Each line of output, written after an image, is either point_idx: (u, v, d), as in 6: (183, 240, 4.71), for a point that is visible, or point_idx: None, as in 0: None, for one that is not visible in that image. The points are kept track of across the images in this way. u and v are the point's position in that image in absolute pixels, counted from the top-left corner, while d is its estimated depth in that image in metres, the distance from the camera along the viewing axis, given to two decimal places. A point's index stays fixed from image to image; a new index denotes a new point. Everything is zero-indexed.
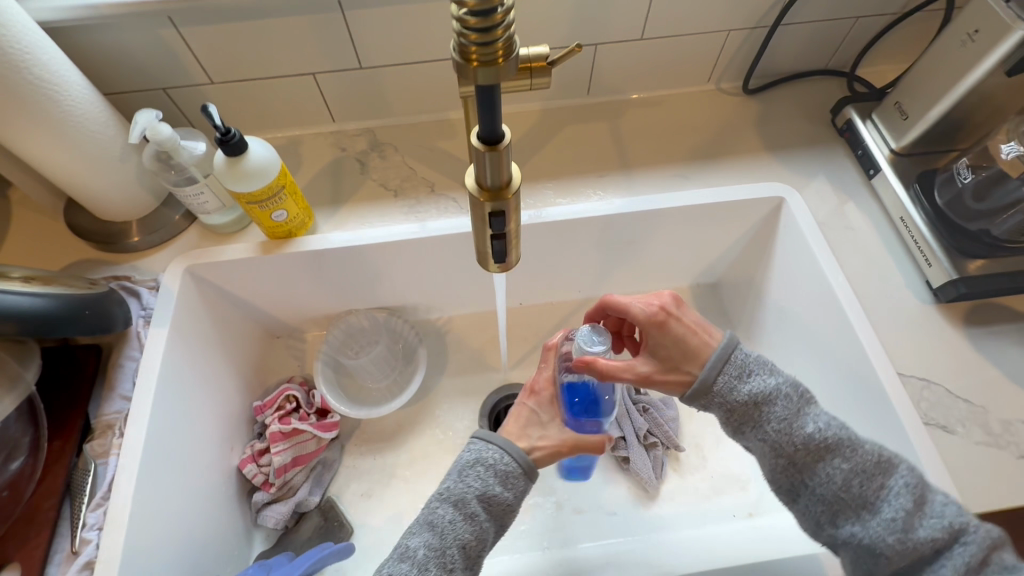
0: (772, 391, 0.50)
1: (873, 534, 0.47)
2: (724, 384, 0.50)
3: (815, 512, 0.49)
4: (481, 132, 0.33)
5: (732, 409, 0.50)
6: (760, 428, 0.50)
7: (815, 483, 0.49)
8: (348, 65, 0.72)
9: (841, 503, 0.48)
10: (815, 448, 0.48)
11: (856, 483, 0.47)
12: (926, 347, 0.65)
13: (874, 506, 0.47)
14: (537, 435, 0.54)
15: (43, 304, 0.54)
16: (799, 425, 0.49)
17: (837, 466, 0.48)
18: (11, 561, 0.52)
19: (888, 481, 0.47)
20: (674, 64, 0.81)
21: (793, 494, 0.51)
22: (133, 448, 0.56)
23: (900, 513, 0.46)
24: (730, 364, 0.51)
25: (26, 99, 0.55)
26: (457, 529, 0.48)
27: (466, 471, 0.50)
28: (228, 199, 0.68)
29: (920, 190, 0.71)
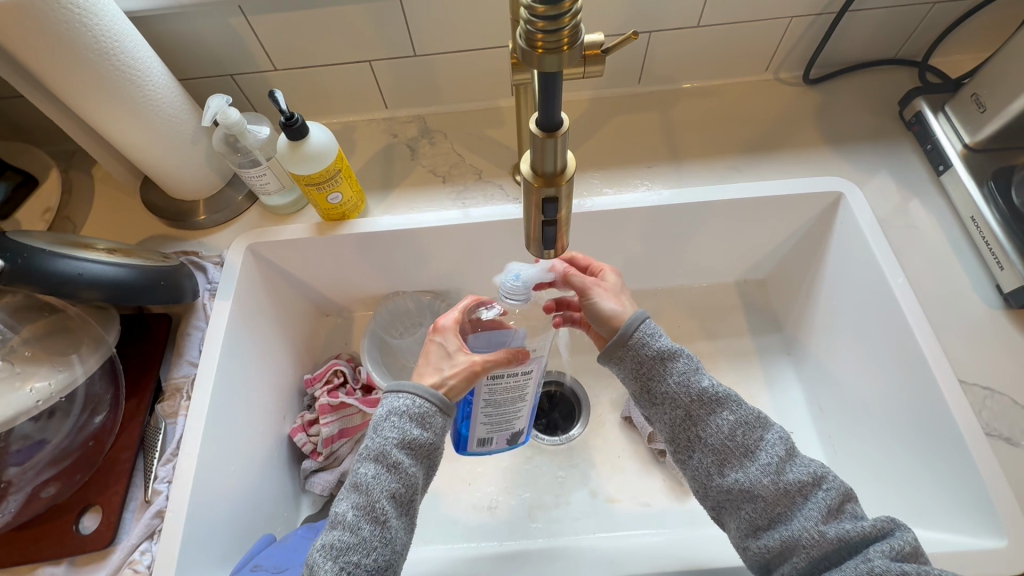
0: (676, 350, 0.55)
1: (753, 478, 0.49)
2: (640, 337, 0.54)
3: (706, 464, 0.52)
4: (540, 119, 0.34)
5: (644, 361, 0.54)
6: (665, 380, 0.53)
7: (706, 434, 0.52)
8: (403, 52, 0.74)
9: (727, 451, 0.51)
10: (708, 400, 0.52)
11: (740, 433, 0.51)
12: (992, 354, 0.62)
13: (754, 454, 0.50)
14: (447, 368, 0.53)
15: (123, 274, 0.59)
16: (696, 379, 0.53)
17: (724, 417, 0.52)
18: (94, 505, 0.57)
19: (766, 434, 0.52)
20: (731, 53, 0.79)
21: (688, 449, 0.53)
22: (198, 410, 0.60)
23: (775, 458, 0.50)
24: (644, 324, 0.55)
25: (115, 84, 0.60)
26: (381, 483, 0.49)
27: (381, 425, 0.51)
28: (287, 180, 0.72)
29: (995, 187, 0.66)
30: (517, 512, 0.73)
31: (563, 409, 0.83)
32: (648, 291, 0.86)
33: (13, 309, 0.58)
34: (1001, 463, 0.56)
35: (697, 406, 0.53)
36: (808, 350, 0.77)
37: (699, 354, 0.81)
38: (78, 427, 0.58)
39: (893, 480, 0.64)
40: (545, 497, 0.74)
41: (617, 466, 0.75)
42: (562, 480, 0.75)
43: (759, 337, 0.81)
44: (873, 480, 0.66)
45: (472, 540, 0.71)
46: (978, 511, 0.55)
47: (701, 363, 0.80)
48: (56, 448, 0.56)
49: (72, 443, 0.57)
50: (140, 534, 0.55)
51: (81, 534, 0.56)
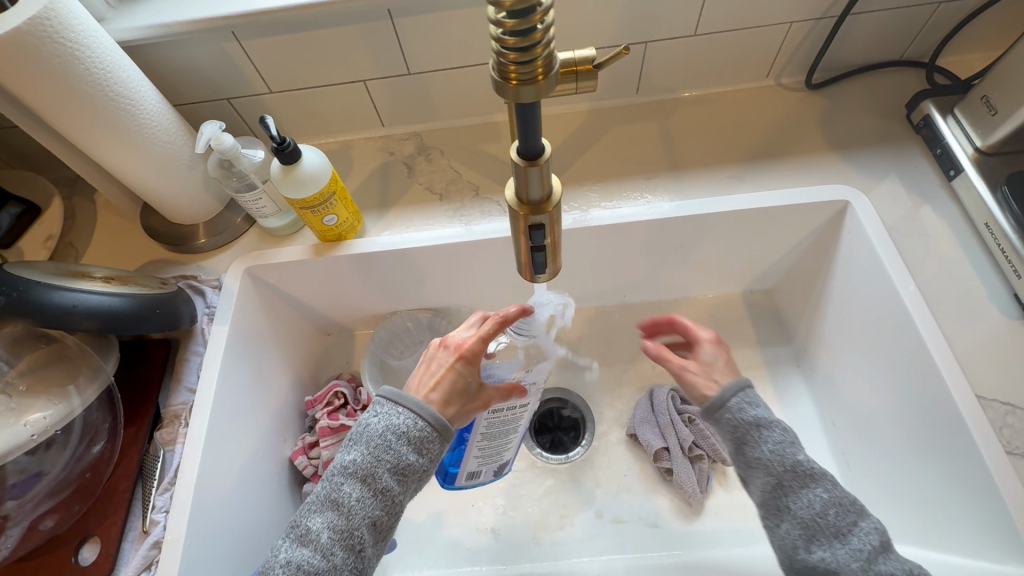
0: (776, 421, 0.53)
1: (840, 560, 0.46)
2: (737, 403, 0.53)
3: (792, 537, 0.48)
4: (520, 147, 0.33)
5: (739, 427, 0.53)
6: (758, 448, 0.52)
7: (797, 507, 0.49)
8: (397, 71, 0.73)
9: (816, 529, 0.48)
10: (802, 475, 0.50)
11: (833, 513, 0.48)
12: (1011, 367, 0.59)
13: (845, 537, 0.47)
14: (458, 399, 0.53)
15: (119, 303, 0.58)
16: (793, 451, 0.51)
17: (817, 494, 0.49)
18: (93, 536, 0.57)
19: (861, 521, 0.48)
20: (730, 61, 0.77)
21: (776, 518, 0.50)
22: (196, 438, 0.60)
23: (868, 545, 0.46)
24: (747, 392, 0.54)
25: (109, 116, 0.60)
26: (364, 509, 0.48)
27: (375, 442, 0.49)
28: (284, 204, 0.72)
29: (1009, 191, 0.64)
30: (522, 535, 0.71)
31: (569, 425, 0.81)
32: (652, 304, 0.84)
33: (11, 341, 0.58)
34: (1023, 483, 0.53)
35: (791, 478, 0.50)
36: (817, 363, 0.75)
37: None
38: (75, 458, 0.58)
39: (910, 501, 0.61)
40: (551, 519, 0.72)
41: (623, 486, 0.73)
42: (568, 501, 0.73)
43: (767, 349, 0.79)
44: (892, 500, 0.63)
45: (476, 563, 0.70)
46: (1002, 537, 0.52)
47: None
48: (54, 479, 0.57)
49: (69, 474, 0.57)
50: (137, 566, 0.55)
51: (80, 565, 0.56)
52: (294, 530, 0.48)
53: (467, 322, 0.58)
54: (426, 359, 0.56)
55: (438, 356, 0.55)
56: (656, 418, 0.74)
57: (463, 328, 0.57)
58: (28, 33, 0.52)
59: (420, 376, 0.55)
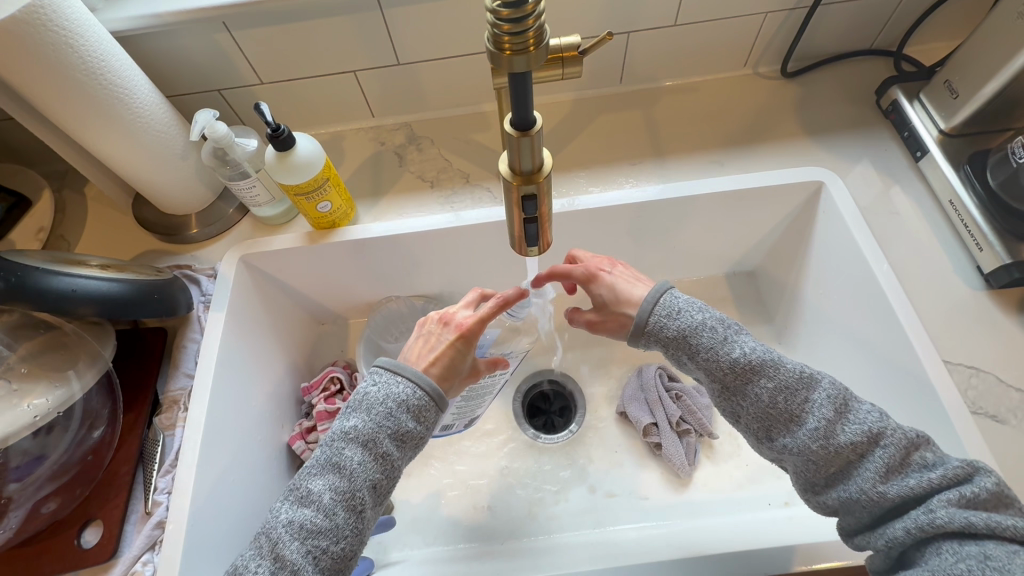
0: (698, 324, 0.53)
1: (801, 444, 0.48)
2: (654, 321, 0.54)
3: (753, 429, 0.51)
4: (514, 118, 0.35)
5: (665, 340, 0.53)
6: (690, 357, 0.53)
7: (748, 403, 0.51)
8: (387, 61, 0.75)
9: (771, 419, 0.50)
10: (742, 370, 0.51)
11: (782, 399, 0.49)
12: (976, 334, 0.63)
13: (801, 419, 0.49)
14: (454, 373, 0.56)
15: (119, 289, 0.60)
16: (725, 351, 0.51)
17: (763, 386, 0.50)
18: (95, 519, 0.58)
19: (811, 395, 0.49)
20: (709, 50, 0.80)
21: (735, 416, 0.52)
22: (197, 421, 0.61)
23: (823, 420, 0.48)
24: (660, 303, 0.54)
25: (103, 103, 0.61)
26: (365, 471, 0.49)
27: (376, 409, 0.51)
28: (277, 191, 0.73)
29: (971, 170, 0.68)
30: (517, 511, 0.73)
31: (561, 407, 0.83)
32: None
33: (12, 327, 0.59)
34: (987, 440, 0.57)
35: (733, 377, 0.51)
36: (796, 339, 0.78)
37: None
38: (76, 441, 0.58)
39: None
40: (545, 495, 0.74)
41: (614, 461, 0.76)
42: (561, 478, 0.75)
43: (749, 327, 0.82)
44: None
45: (473, 540, 0.72)
46: None
47: None
48: (55, 463, 0.57)
49: (71, 458, 0.57)
50: (141, 545, 0.56)
51: (83, 548, 0.56)
52: (294, 493, 0.49)
53: (466, 301, 0.60)
54: (423, 333, 0.58)
55: (438, 331, 0.57)
56: (645, 395, 0.76)
57: (463, 307, 0.60)
58: (24, 21, 0.53)
59: (418, 349, 0.57)
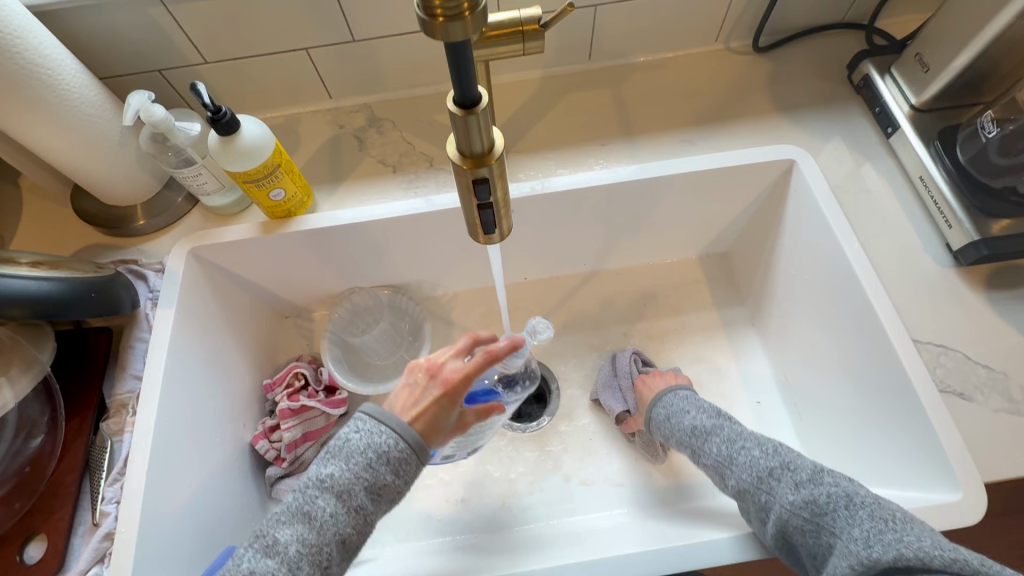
0: (672, 400, 0.67)
1: (739, 482, 0.55)
2: (653, 408, 0.67)
3: (717, 480, 0.59)
4: (457, 95, 0.32)
5: (675, 412, 0.65)
6: (695, 421, 0.63)
7: (705, 456, 0.60)
8: (340, 37, 0.70)
9: (722, 466, 0.57)
10: (697, 433, 0.62)
11: (726, 448, 0.58)
12: (944, 311, 0.63)
13: (738, 460, 0.56)
14: (439, 429, 0.51)
15: (52, 288, 0.55)
16: (686, 415, 0.64)
17: (713, 441, 0.60)
18: (39, 533, 0.55)
19: (749, 442, 0.57)
20: (679, 25, 0.77)
21: (729, 475, 0.57)
22: (146, 427, 0.58)
23: (754, 458, 0.55)
24: (660, 399, 0.68)
25: (23, 85, 0.56)
26: (335, 524, 0.47)
27: (355, 459, 0.49)
28: (227, 179, 0.68)
29: (941, 147, 0.67)
30: (492, 503, 0.72)
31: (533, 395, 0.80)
32: (612, 272, 0.85)
33: None
34: (954, 418, 0.57)
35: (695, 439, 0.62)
36: (769, 320, 0.78)
37: (665, 332, 0.81)
38: (13, 451, 0.55)
39: (856, 442, 0.64)
40: (519, 486, 0.73)
41: (589, 449, 0.75)
42: (535, 468, 0.74)
43: (722, 309, 0.81)
44: (837, 446, 0.66)
45: (447, 534, 0.70)
46: (936, 470, 0.55)
47: (668, 341, 0.80)
48: None
49: (7, 469, 0.55)
50: (88, 559, 0.53)
51: (26, 564, 0.53)
52: (260, 540, 0.47)
53: (457, 348, 0.54)
54: (407, 381, 0.52)
55: (423, 383, 0.52)
56: (618, 381, 0.74)
57: (453, 356, 0.53)
58: None
59: (402, 401, 0.52)
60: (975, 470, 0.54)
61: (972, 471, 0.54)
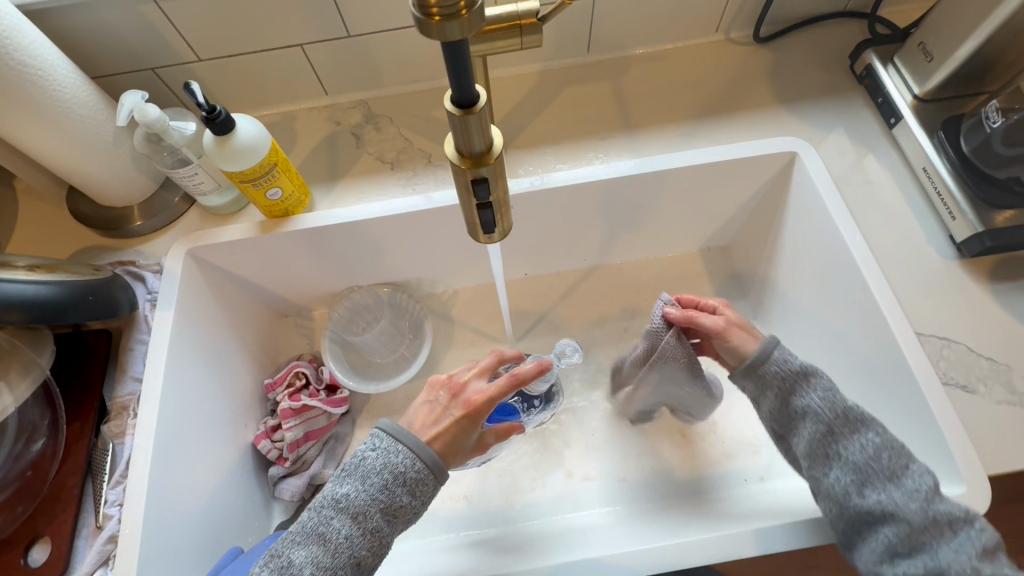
0: (816, 374, 0.54)
1: (897, 501, 0.47)
2: (777, 360, 0.55)
3: (843, 481, 0.50)
4: (454, 96, 0.32)
5: (784, 377, 0.54)
6: (806, 397, 0.53)
7: (848, 452, 0.50)
8: (335, 33, 0.69)
9: (869, 472, 0.49)
10: (852, 419, 0.51)
11: (884, 455, 0.49)
12: (948, 304, 0.62)
13: (900, 478, 0.48)
14: (458, 450, 0.53)
15: (48, 292, 0.55)
16: (844, 399, 0.53)
17: (868, 438, 0.51)
18: (43, 536, 0.55)
19: (911, 463, 0.49)
20: (679, 16, 0.76)
21: (825, 466, 0.51)
22: (147, 429, 0.57)
23: (923, 486, 0.48)
24: (776, 353, 0.55)
25: (14, 87, 0.55)
26: (350, 546, 0.47)
27: (371, 479, 0.48)
28: (223, 179, 0.68)
29: (945, 137, 0.66)
30: (495, 500, 0.72)
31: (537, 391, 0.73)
32: (613, 267, 0.85)
33: None
34: (957, 411, 0.57)
35: (839, 422, 0.52)
36: (771, 313, 0.77)
37: None
38: (13, 456, 0.55)
39: None
40: (522, 482, 0.73)
41: (592, 445, 0.75)
42: (537, 464, 0.74)
43: (724, 303, 0.81)
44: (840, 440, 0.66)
45: (450, 531, 0.70)
46: (939, 464, 0.55)
47: None
48: None
49: (9, 473, 0.55)
50: (92, 561, 0.53)
51: (30, 567, 0.53)
52: (275, 560, 0.47)
53: (479, 369, 0.57)
54: (428, 399, 0.55)
55: (444, 403, 0.55)
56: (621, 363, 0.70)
57: (475, 376, 0.56)
58: None
59: (422, 418, 0.54)
60: (978, 463, 0.53)
61: (975, 464, 0.54)
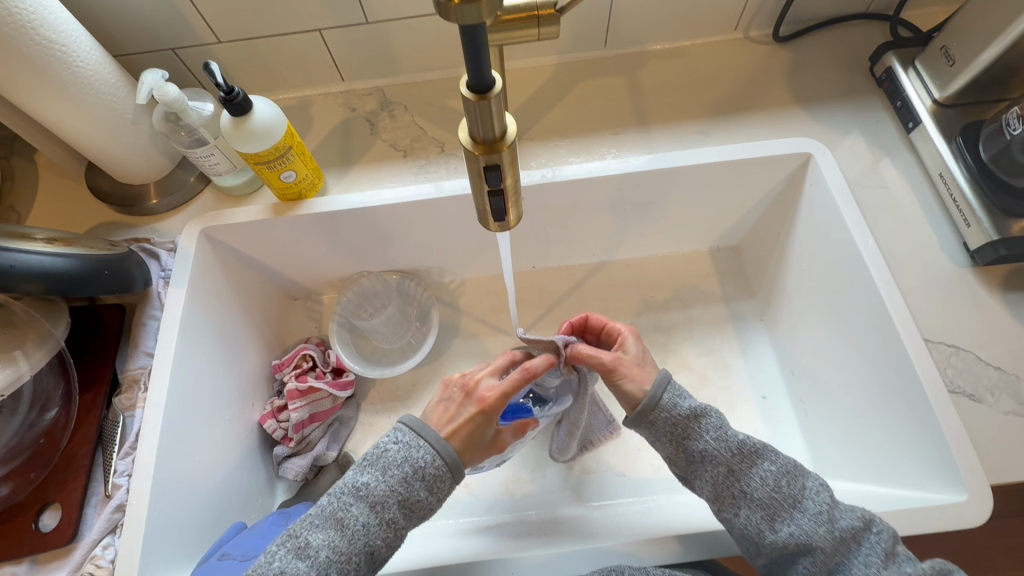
0: (704, 406, 0.54)
1: (807, 530, 0.48)
2: (669, 399, 0.53)
3: (755, 520, 0.49)
4: (470, 81, 0.32)
5: (676, 422, 0.53)
6: (699, 439, 0.52)
7: (752, 489, 0.50)
8: (354, 19, 0.70)
9: (775, 504, 0.49)
10: (747, 453, 0.51)
11: (785, 483, 0.50)
12: (958, 312, 0.62)
13: (802, 504, 0.49)
14: (474, 448, 0.53)
15: (65, 264, 0.56)
16: (732, 431, 0.53)
17: (766, 469, 0.51)
18: (53, 503, 0.56)
19: (808, 482, 0.50)
20: (697, 13, 0.76)
21: (734, 507, 0.50)
22: (156, 403, 0.59)
23: (824, 506, 0.49)
24: (670, 386, 0.54)
25: (38, 63, 0.56)
26: (367, 534, 0.48)
27: (392, 471, 0.49)
28: (239, 160, 0.68)
29: (963, 142, 0.65)
30: (494, 489, 0.73)
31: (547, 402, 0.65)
32: (621, 262, 0.85)
33: None
34: (963, 420, 0.56)
35: (737, 460, 0.51)
36: (778, 315, 0.77)
37: (673, 324, 0.80)
38: (26, 424, 0.57)
39: (860, 439, 0.64)
40: (522, 472, 0.74)
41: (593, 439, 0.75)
42: (537, 455, 0.74)
43: (731, 303, 0.81)
44: (841, 446, 0.66)
45: (448, 516, 0.71)
46: (942, 472, 0.55)
47: (676, 334, 0.80)
48: (5, 447, 0.56)
49: (23, 440, 0.56)
50: (101, 529, 0.54)
51: (41, 532, 0.55)
52: (292, 540, 0.47)
53: (492, 367, 0.57)
54: (443, 399, 0.56)
55: (459, 401, 0.55)
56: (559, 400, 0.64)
57: (488, 374, 0.56)
58: None
59: (438, 416, 0.54)
60: (982, 473, 0.53)
61: (979, 473, 0.53)
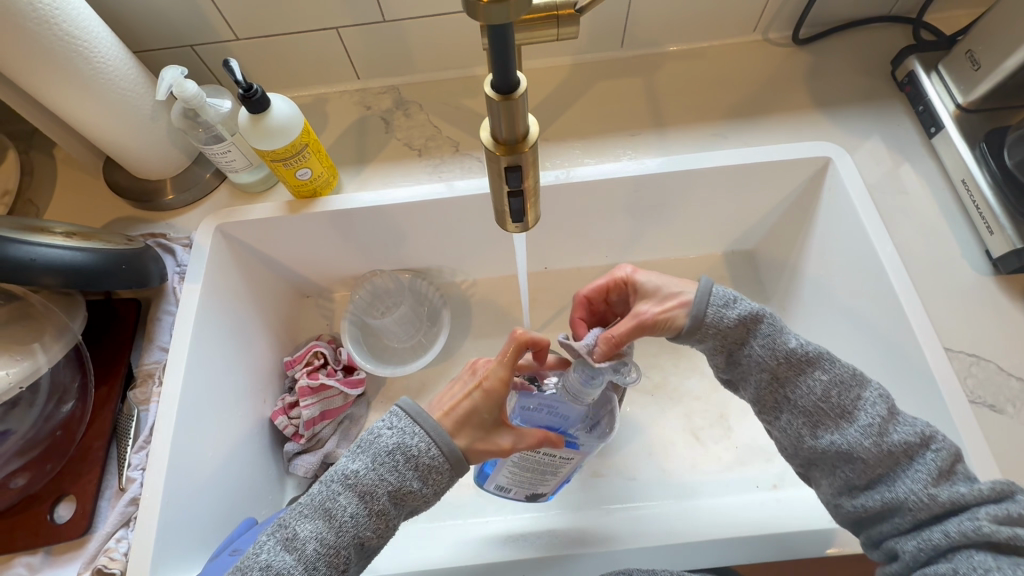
0: (755, 312, 0.52)
1: (851, 441, 0.47)
2: (714, 313, 0.52)
3: (796, 426, 0.50)
4: (495, 81, 0.32)
5: (724, 330, 0.52)
6: (749, 346, 0.52)
7: (797, 396, 0.50)
8: (371, 17, 0.70)
9: (822, 413, 0.49)
10: (797, 362, 0.50)
11: (835, 393, 0.49)
12: (979, 321, 0.61)
13: (853, 415, 0.48)
14: (472, 434, 0.50)
15: (81, 258, 0.56)
16: (783, 339, 0.51)
17: (816, 378, 0.50)
18: (68, 494, 0.57)
19: (863, 393, 0.49)
20: (716, 15, 0.75)
21: (776, 411, 0.52)
22: (171, 397, 0.59)
23: (877, 419, 0.47)
24: (715, 295, 0.52)
25: (60, 57, 0.56)
26: (356, 526, 0.47)
27: (382, 459, 0.48)
28: (255, 157, 0.69)
29: (987, 149, 0.64)
30: None
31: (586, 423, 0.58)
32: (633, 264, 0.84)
33: None
34: (984, 430, 0.55)
35: (785, 368, 0.51)
36: (793, 321, 0.76)
37: None
38: (44, 416, 0.57)
39: None
40: None
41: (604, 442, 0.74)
42: None
43: None
44: None
45: (457, 517, 0.71)
46: None
47: None
48: (22, 438, 0.55)
49: (39, 433, 0.56)
50: (114, 522, 0.55)
51: (56, 523, 0.56)
52: (281, 531, 0.47)
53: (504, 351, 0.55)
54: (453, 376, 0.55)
55: (463, 377, 0.54)
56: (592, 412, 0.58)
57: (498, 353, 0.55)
58: None
59: (441, 397, 0.53)
60: None
61: None
